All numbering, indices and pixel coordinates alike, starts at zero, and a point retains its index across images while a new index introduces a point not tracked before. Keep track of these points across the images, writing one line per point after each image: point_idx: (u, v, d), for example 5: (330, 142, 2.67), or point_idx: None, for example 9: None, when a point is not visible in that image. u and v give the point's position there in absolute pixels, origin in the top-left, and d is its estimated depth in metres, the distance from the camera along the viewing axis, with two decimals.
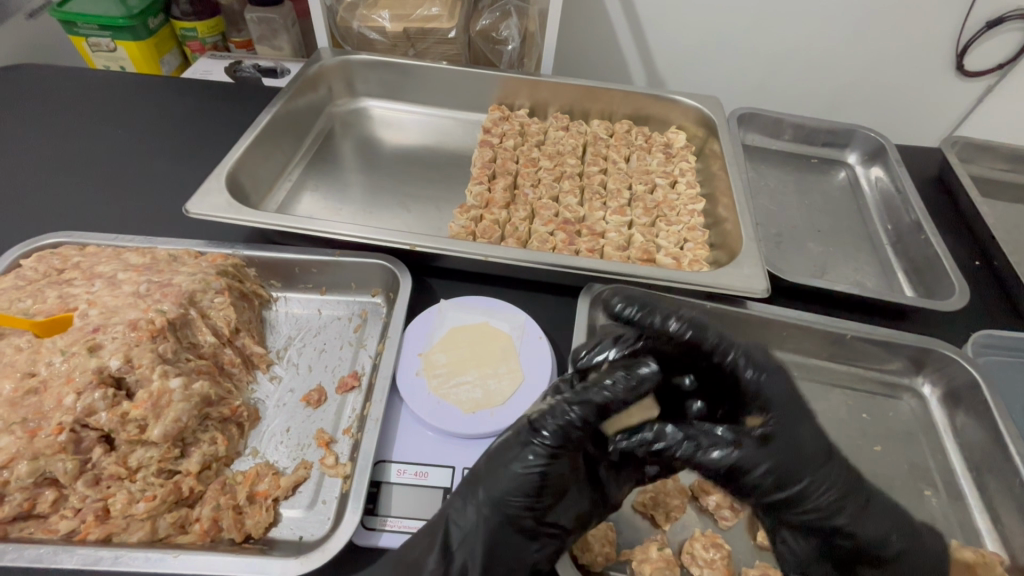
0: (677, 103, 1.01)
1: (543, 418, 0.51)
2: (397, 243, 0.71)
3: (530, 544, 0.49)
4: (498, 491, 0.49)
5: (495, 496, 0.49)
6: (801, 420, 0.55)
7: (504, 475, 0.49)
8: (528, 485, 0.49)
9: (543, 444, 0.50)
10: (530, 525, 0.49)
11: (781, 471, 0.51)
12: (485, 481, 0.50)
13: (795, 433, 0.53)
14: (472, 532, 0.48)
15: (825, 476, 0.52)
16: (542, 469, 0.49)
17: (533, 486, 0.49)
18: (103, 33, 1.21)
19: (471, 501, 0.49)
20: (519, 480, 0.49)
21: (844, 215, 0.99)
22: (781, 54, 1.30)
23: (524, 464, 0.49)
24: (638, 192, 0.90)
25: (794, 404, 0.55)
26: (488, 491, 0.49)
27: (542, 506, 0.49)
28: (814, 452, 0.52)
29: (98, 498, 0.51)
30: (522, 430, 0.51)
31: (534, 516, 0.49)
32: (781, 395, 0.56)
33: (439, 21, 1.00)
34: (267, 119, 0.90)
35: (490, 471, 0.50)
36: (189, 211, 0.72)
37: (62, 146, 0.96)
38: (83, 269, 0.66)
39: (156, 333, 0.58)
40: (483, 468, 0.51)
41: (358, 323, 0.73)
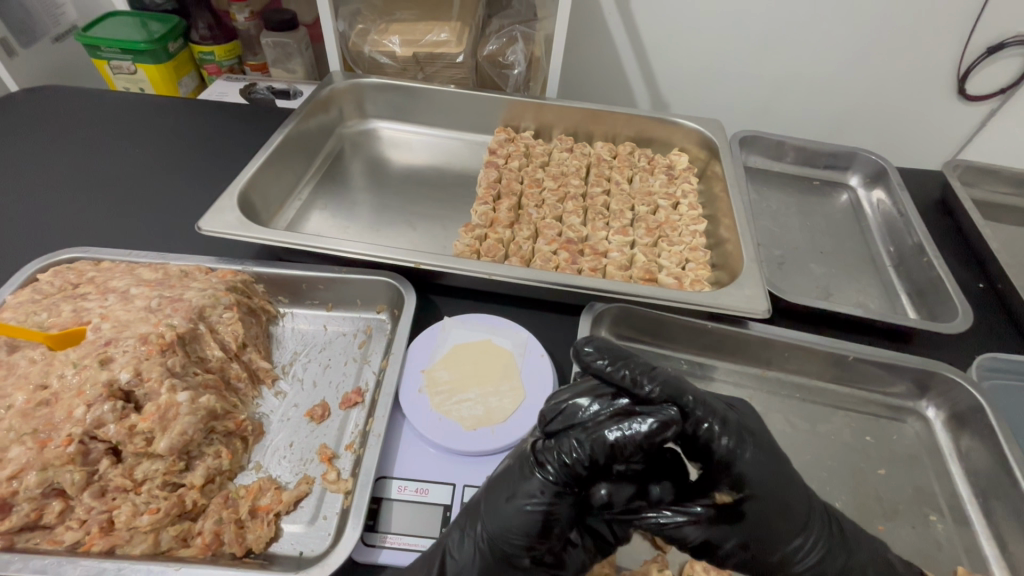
0: (679, 125, 1.03)
1: (547, 453, 0.49)
2: (403, 261, 0.72)
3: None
4: (497, 527, 0.48)
5: (492, 537, 0.48)
6: (790, 496, 0.51)
7: (504, 511, 0.48)
8: (528, 524, 0.47)
9: (545, 482, 0.48)
10: (522, 565, 0.48)
11: (754, 543, 0.50)
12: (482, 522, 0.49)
13: (776, 502, 0.50)
14: (470, 572, 0.48)
15: (807, 543, 0.51)
16: (543, 508, 0.47)
17: (531, 530, 0.47)
18: (124, 57, 1.25)
19: (466, 542, 0.49)
20: (516, 525, 0.47)
21: (846, 237, 1.00)
22: (783, 78, 1.32)
23: (521, 510, 0.47)
24: (640, 213, 0.91)
25: (772, 456, 0.53)
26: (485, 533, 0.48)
27: (540, 546, 0.48)
28: (790, 529, 0.51)
29: (104, 510, 0.52)
30: (523, 467, 0.49)
31: (532, 554, 0.48)
32: (765, 463, 0.52)
33: (447, 46, 1.03)
34: (279, 139, 0.93)
35: (490, 506, 0.49)
36: (201, 228, 0.74)
37: (82, 165, 0.99)
38: (97, 284, 0.68)
39: (166, 347, 0.59)
40: (482, 503, 0.50)
41: (362, 339, 0.75)
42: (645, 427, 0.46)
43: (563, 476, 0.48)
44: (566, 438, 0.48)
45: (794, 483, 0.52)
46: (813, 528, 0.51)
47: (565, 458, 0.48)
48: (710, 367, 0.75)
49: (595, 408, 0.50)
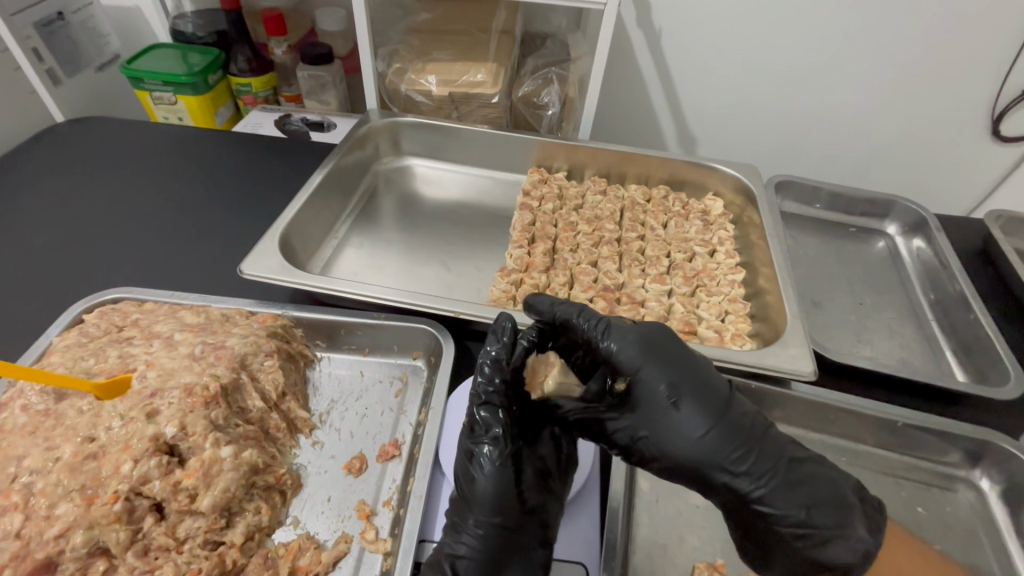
0: (714, 170, 1.03)
1: (478, 427, 0.56)
2: (443, 310, 0.72)
3: (525, 533, 0.54)
4: (480, 501, 0.54)
5: (481, 511, 0.54)
6: (682, 378, 0.53)
7: (478, 485, 0.54)
8: (499, 485, 0.54)
9: (495, 447, 0.55)
10: (522, 521, 0.54)
11: (667, 451, 0.52)
12: (464, 503, 0.55)
13: (667, 383, 0.52)
14: (480, 552, 0.53)
15: (746, 469, 0.50)
16: (503, 465, 0.55)
17: (508, 485, 0.54)
18: (166, 88, 1.29)
19: (466, 524, 0.54)
20: (492, 482, 0.54)
21: (886, 286, 0.98)
22: (815, 118, 1.31)
23: (488, 471, 0.54)
24: (677, 260, 0.90)
25: (663, 352, 0.54)
26: (472, 508, 0.54)
27: (524, 498, 0.55)
28: (694, 422, 0.51)
29: (146, 570, 0.51)
30: (467, 447, 0.56)
31: (524, 509, 0.54)
32: (661, 365, 0.53)
33: (483, 86, 1.04)
34: (319, 178, 0.95)
35: (466, 489, 0.55)
36: (243, 272, 0.75)
37: (124, 199, 1.01)
38: (141, 327, 0.69)
39: (210, 399, 0.59)
40: (461, 490, 0.55)
41: (398, 387, 0.74)
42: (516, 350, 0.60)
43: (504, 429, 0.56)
44: (488, 390, 0.57)
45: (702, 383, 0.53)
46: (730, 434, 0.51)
47: (498, 418, 0.56)
48: None
49: (487, 372, 0.57)
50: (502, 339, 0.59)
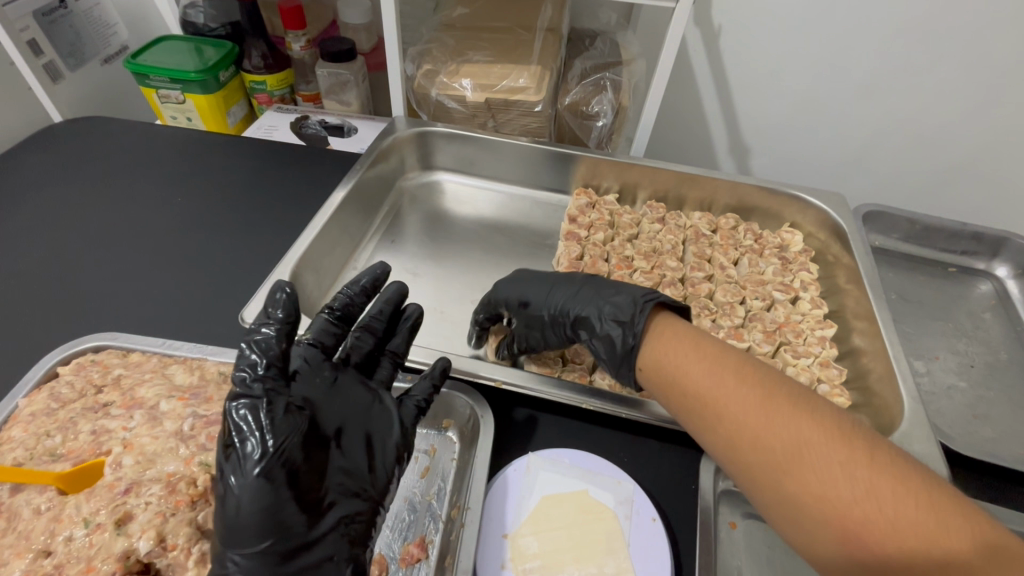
0: (794, 198, 0.88)
1: (257, 419, 0.43)
2: (482, 376, 0.61)
3: (328, 563, 0.44)
4: (246, 517, 0.42)
5: (243, 545, 0.42)
6: (540, 289, 0.67)
7: (249, 501, 0.42)
8: (252, 497, 0.42)
9: (256, 451, 0.42)
10: (310, 540, 0.44)
11: (558, 338, 0.64)
12: (226, 534, 0.43)
13: (526, 292, 0.67)
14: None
15: (612, 323, 0.59)
16: (263, 474, 0.42)
17: (279, 499, 0.43)
18: (174, 86, 1.17)
19: (235, 559, 0.43)
20: (257, 506, 0.42)
21: (998, 342, 0.82)
22: (898, 134, 1.15)
23: (239, 496, 0.42)
24: (753, 308, 0.76)
25: (520, 283, 0.69)
26: (241, 538, 0.42)
27: (263, 519, 0.42)
28: (614, 310, 0.59)
29: None
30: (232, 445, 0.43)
31: (286, 532, 0.43)
32: (520, 289, 0.68)
33: (525, 93, 0.90)
34: (338, 199, 0.82)
35: (230, 501, 0.42)
36: (245, 320, 0.63)
37: (121, 214, 0.90)
38: (123, 389, 0.57)
39: (197, 498, 0.48)
40: (223, 498, 0.43)
41: (425, 464, 0.60)
42: (417, 390, 0.56)
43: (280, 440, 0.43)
44: (245, 385, 0.44)
45: (533, 281, 0.68)
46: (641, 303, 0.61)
47: (271, 428, 0.43)
48: None
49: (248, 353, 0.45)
50: (427, 383, 0.57)
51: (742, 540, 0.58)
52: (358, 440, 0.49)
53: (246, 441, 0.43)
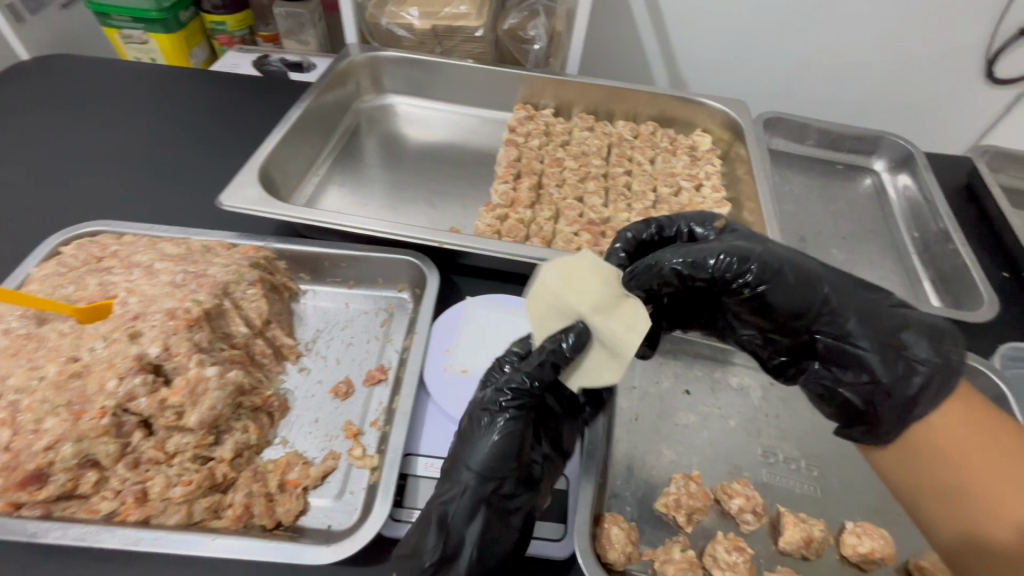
0: (703, 106, 1.01)
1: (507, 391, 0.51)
2: (426, 240, 0.73)
3: (518, 510, 0.49)
4: (481, 467, 0.49)
5: (479, 475, 0.49)
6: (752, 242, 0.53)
7: (481, 448, 0.50)
8: (496, 455, 0.49)
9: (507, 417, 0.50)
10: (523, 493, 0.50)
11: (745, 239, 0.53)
12: (460, 464, 0.50)
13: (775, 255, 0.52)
14: (472, 513, 0.48)
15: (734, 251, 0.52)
16: (506, 437, 0.50)
17: (506, 457, 0.49)
18: (136, 26, 1.23)
19: (455, 484, 0.49)
20: (496, 451, 0.49)
21: (869, 222, 0.98)
22: (810, 59, 1.28)
23: (492, 443, 0.49)
24: (662, 194, 0.90)
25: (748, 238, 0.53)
26: (470, 475, 0.49)
27: (499, 481, 0.49)
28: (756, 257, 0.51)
29: (138, 481, 0.52)
30: (484, 408, 0.51)
31: (506, 488, 0.49)
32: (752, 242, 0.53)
33: (467, 19, 1.00)
34: (297, 113, 0.92)
35: (472, 447, 0.50)
36: (222, 204, 0.74)
37: (97, 139, 0.98)
38: (121, 258, 0.68)
39: (193, 323, 0.59)
40: (462, 446, 0.51)
41: (384, 317, 0.75)
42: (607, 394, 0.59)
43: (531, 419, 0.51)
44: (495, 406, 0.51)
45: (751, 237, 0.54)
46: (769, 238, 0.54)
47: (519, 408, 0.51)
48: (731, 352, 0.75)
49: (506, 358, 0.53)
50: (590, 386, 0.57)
51: (639, 360, 0.72)
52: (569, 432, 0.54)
53: (499, 411, 0.50)
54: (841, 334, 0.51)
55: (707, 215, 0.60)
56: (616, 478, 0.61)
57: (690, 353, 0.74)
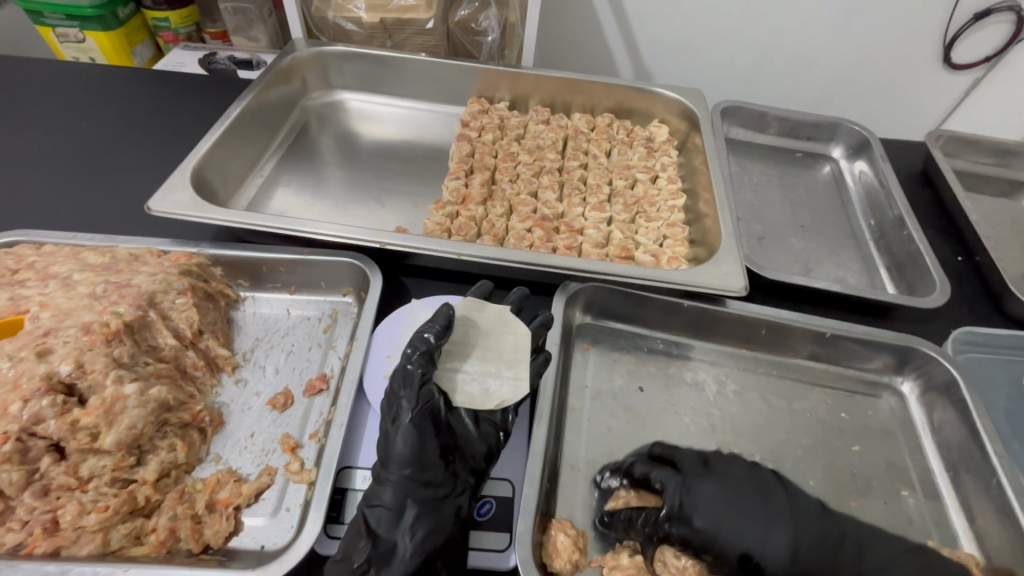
0: (660, 96, 0.99)
1: (403, 389, 0.54)
2: (368, 241, 0.69)
3: (446, 502, 0.50)
4: (400, 458, 0.51)
5: (400, 466, 0.51)
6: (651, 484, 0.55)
7: (395, 443, 0.51)
8: (408, 451, 0.51)
9: (412, 409, 0.52)
10: (450, 476, 0.51)
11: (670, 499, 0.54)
12: (382, 462, 0.52)
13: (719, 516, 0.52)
14: (396, 506, 0.49)
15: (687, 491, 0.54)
16: (413, 427, 0.51)
17: (423, 443, 0.51)
18: (71, 23, 1.17)
19: (383, 484, 0.50)
20: (409, 448, 0.51)
21: (827, 209, 0.98)
22: (769, 48, 1.27)
23: (399, 438, 0.51)
24: (618, 187, 0.88)
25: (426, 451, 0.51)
26: (391, 478, 0.50)
27: (417, 469, 0.50)
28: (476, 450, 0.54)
29: (47, 510, 0.49)
30: (389, 407, 0.54)
31: (432, 475, 0.51)
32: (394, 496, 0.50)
33: (416, 12, 0.96)
34: (236, 112, 0.88)
35: (387, 445, 0.52)
36: (151, 209, 0.70)
37: (26, 143, 0.93)
38: (37, 269, 0.63)
39: (111, 337, 0.56)
40: (383, 444, 0.53)
41: (328, 323, 0.72)
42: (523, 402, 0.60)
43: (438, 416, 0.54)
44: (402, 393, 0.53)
45: (383, 439, 0.53)
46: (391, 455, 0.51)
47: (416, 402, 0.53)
48: (686, 347, 0.74)
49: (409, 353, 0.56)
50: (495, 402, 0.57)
51: (592, 358, 0.71)
52: (486, 433, 0.55)
53: (401, 404, 0.53)
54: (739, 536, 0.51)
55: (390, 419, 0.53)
56: (566, 482, 0.59)
57: (645, 350, 0.73)
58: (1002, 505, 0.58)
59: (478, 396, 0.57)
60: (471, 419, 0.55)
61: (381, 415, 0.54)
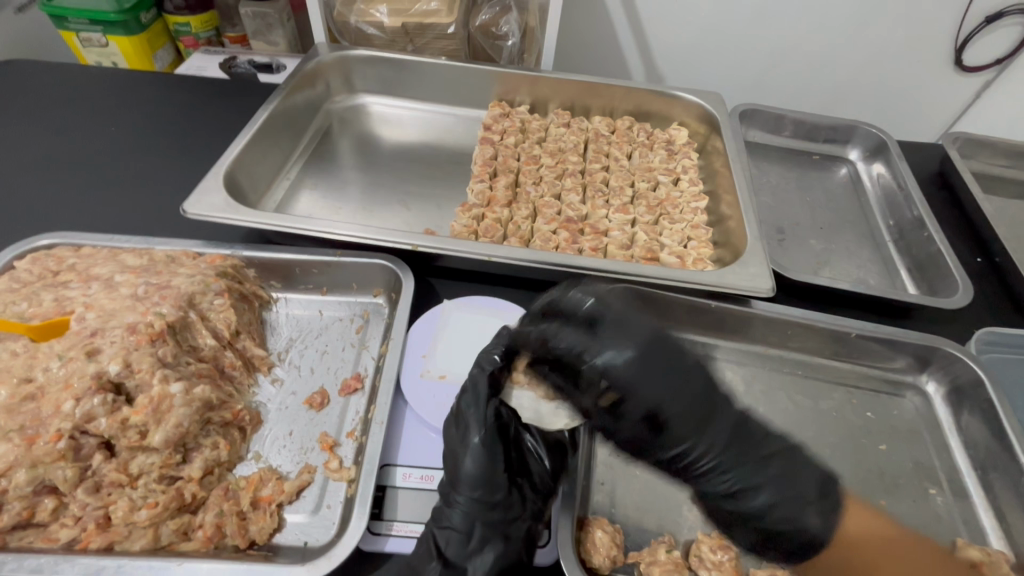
0: (679, 99, 1.00)
1: (470, 409, 0.54)
2: (400, 243, 0.70)
3: (513, 523, 0.50)
4: (470, 481, 0.51)
5: (470, 489, 0.51)
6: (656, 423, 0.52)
7: (463, 465, 0.51)
8: (478, 474, 0.51)
9: (479, 430, 0.52)
10: (519, 497, 0.52)
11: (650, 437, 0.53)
12: (450, 484, 0.52)
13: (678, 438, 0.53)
14: (466, 529, 0.49)
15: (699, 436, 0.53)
16: (482, 449, 0.52)
17: (492, 465, 0.51)
18: (94, 28, 1.19)
19: (451, 506, 0.51)
20: (478, 469, 0.51)
21: (845, 211, 0.99)
22: (783, 51, 1.28)
23: (467, 461, 0.51)
24: (640, 189, 0.90)
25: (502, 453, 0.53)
26: (459, 499, 0.51)
27: (487, 492, 0.51)
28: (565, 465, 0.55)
29: (99, 506, 0.50)
30: (454, 426, 0.54)
31: (502, 498, 0.51)
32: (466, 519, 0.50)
33: (438, 16, 0.98)
34: (264, 116, 0.89)
35: (454, 467, 0.52)
36: (185, 212, 0.71)
37: (55, 146, 0.94)
38: (78, 271, 0.65)
39: (155, 337, 0.57)
40: (449, 466, 0.53)
41: (359, 323, 0.73)
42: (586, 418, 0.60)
43: (506, 434, 0.54)
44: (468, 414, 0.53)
45: (450, 460, 0.53)
46: (462, 479, 0.51)
47: (483, 422, 0.53)
48: (711, 347, 0.75)
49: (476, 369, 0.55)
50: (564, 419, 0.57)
51: None
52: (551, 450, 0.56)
53: (468, 425, 0.53)
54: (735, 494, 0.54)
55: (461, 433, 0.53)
56: (598, 479, 0.60)
57: None
58: None
59: (545, 414, 0.55)
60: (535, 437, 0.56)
61: (445, 436, 0.55)
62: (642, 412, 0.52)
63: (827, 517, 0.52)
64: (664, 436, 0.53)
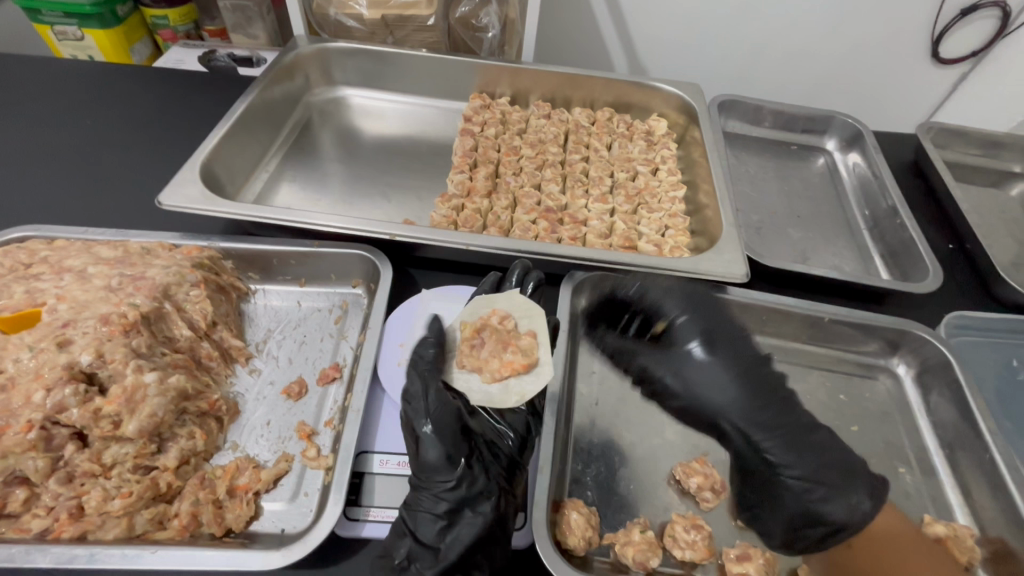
0: (658, 90, 1.01)
1: (420, 397, 0.53)
2: (378, 233, 0.70)
3: (479, 496, 0.50)
4: (431, 462, 0.50)
5: (432, 471, 0.50)
6: (725, 364, 0.60)
7: (422, 449, 0.51)
8: (438, 453, 0.50)
9: (433, 413, 0.52)
10: (481, 470, 0.51)
11: (693, 390, 0.60)
12: (416, 469, 0.52)
13: (717, 387, 0.60)
14: (436, 509, 0.49)
15: (745, 401, 0.59)
16: (438, 429, 0.51)
17: (450, 442, 0.51)
18: (69, 21, 1.17)
19: (419, 489, 0.51)
20: (437, 448, 0.50)
21: (822, 200, 1.00)
22: (763, 43, 1.29)
23: (425, 445, 0.51)
24: (619, 179, 0.90)
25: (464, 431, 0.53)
26: (426, 479, 0.51)
27: (450, 468, 0.50)
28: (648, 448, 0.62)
29: (72, 496, 0.50)
30: (408, 415, 0.53)
31: (465, 472, 0.50)
32: (434, 499, 0.50)
33: (418, 9, 0.97)
34: (241, 108, 0.88)
35: (415, 453, 0.52)
36: (161, 203, 0.70)
37: (29, 140, 0.93)
38: (51, 263, 0.64)
39: (129, 328, 0.57)
40: (410, 452, 0.53)
41: (338, 314, 0.73)
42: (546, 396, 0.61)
43: (464, 412, 0.54)
44: (417, 400, 0.54)
45: (411, 446, 0.52)
46: (423, 460, 0.51)
47: (436, 406, 0.52)
48: None
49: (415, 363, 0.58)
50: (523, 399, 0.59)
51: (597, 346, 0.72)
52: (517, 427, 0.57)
53: (421, 411, 0.53)
54: (791, 475, 0.56)
55: (414, 420, 0.53)
56: (576, 464, 0.61)
57: None
58: (994, 480, 0.60)
59: (497, 393, 0.58)
60: (495, 416, 0.57)
61: (403, 424, 0.54)
62: (698, 343, 0.63)
63: (874, 502, 0.55)
64: (719, 374, 0.60)
